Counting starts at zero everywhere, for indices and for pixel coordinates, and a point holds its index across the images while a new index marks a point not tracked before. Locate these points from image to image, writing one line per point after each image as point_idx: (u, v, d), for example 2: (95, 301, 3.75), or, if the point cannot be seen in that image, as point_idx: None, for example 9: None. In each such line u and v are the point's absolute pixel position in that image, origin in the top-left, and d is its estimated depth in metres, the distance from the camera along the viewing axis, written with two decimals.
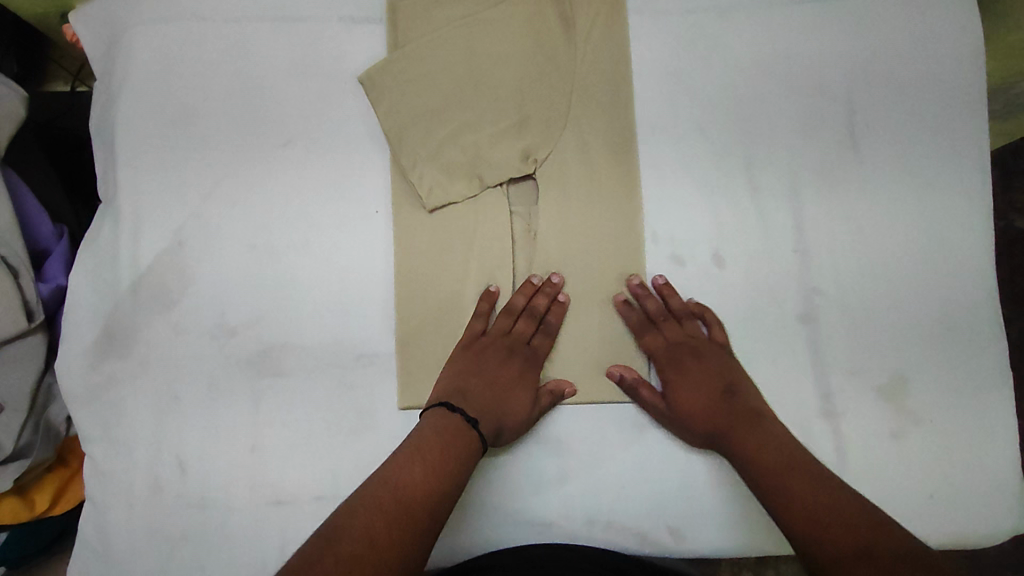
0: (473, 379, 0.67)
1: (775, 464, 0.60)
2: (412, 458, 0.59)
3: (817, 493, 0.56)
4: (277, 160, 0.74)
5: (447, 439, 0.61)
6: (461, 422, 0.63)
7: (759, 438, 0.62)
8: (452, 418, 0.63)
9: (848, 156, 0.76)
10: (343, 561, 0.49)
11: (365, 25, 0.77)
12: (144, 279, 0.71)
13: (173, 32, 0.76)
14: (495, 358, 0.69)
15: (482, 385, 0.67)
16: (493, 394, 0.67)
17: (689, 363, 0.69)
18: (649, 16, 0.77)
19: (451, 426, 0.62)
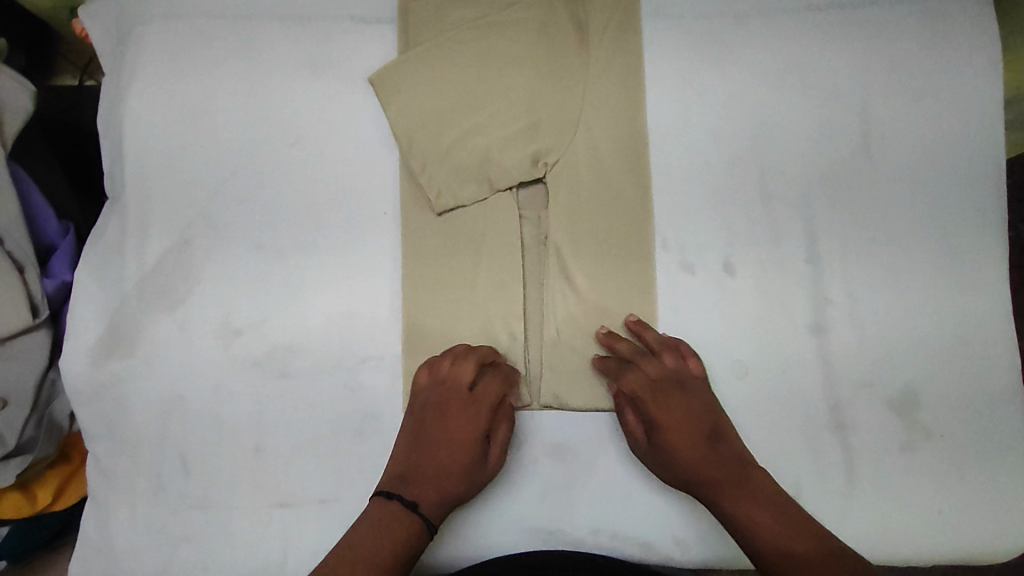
0: (412, 459, 0.64)
1: (766, 524, 0.58)
2: (361, 536, 0.58)
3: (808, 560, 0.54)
4: (285, 161, 0.73)
5: (393, 518, 0.60)
6: (400, 506, 0.61)
7: (748, 491, 0.60)
8: (391, 506, 0.60)
9: (862, 166, 0.75)
10: None
11: (376, 24, 0.76)
12: (150, 277, 0.71)
13: (183, 28, 0.75)
14: (434, 427, 0.65)
15: (422, 464, 0.64)
16: (433, 469, 0.64)
17: (674, 400, 0.66)
18: (663, 20, 0.77)
19: (392, 511, 0.60)
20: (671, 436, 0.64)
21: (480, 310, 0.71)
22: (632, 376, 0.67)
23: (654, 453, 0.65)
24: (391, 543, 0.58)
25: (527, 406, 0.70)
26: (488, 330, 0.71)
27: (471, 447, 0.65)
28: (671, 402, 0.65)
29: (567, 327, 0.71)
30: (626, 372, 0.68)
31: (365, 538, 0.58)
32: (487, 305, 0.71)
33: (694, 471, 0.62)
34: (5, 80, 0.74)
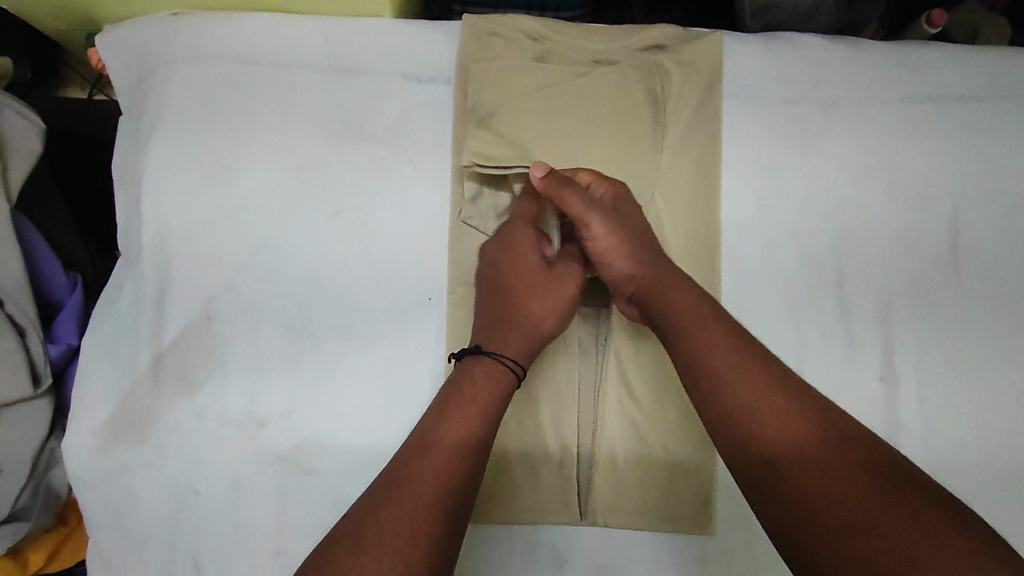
0: (495, 312, 0.60)
1: (703, 336, 0.51)
2: (424, 450, 0.49)
3: (759, 402, 0.47)
4: (322, 232, 0.66)
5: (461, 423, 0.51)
6: (473, 414, 0.51)
7: (691, 292, 0.55)
8: (470, 380, 0.54)
9: (947, 278, 0.69)
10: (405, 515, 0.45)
11: (429, 85, 0.68)
12: (168, 356, 0.64)
13: (215, 74, 0.67)
14: (527, 281, 0.60)
15: (506, 314, 0.60)
16: (519, 316, 0.59)
17: (625, 201, 0.62)
18: (743, 103, 0.70)
19: (464, 409, 0.52)
20: (622, 224, 0.59)
21: (529, 412, 0.64)
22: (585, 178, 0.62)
23: (610, 241, 0.59)
24: (457, 461, 0.49)
25: (574, 524, 0.64)
26: (539, 437, 0.64)
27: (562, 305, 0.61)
28: (618, 198, 0.61)
29: (625, 439, 0.65)
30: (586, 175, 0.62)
31: (432, 457, 0.48)
32: (537, 410, 0.65)
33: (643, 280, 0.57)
34: (10, 117, 0.67)
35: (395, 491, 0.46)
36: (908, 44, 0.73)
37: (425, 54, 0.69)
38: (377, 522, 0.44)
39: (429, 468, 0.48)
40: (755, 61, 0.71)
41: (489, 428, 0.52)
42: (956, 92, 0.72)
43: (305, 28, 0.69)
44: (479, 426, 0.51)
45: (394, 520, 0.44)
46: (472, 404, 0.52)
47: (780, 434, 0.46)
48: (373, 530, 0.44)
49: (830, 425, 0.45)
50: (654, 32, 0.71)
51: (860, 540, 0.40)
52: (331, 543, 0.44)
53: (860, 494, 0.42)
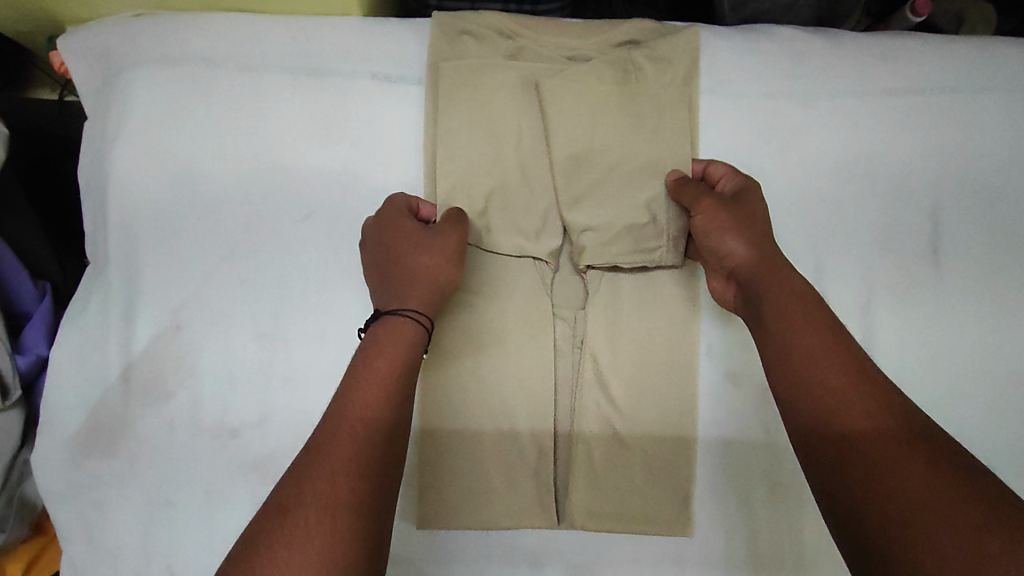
0: (384, 278, 0.57)
1: (807, 326, 0.50)
2: (336, 438, 0.45)
3: (834, 378, 0.47)
4: (293, 238, 0.65)
5: (366, 402, 0.48)
6: (381, 389, 0.49)
7: (793, 283, 0.54)
8: (377, 350, 0.51)
9: (927, 273, 0.68)
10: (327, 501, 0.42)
11: (400, 84, 0.67)
12: (138, 366, 0.63)
13: (181, 77, 0.66)
14: (410, 240, 0.58)
15: (394, 274, 0.56)
16: (408, 270, 0.56)
17: (752, 199, 0.60)
18: (721, 99, 0.69)
19: (371, 384, 0.48)
20: (738, 208, 0.59)
21: (505, 415, 0.64)
22: (715, 168, 0.63)
23: (720, 217, 0.59)
24: (373, 442, 0.46)
25: (552, 527, 0.64)
26: (515, 440, 0.64)
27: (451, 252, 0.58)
28: (751, 198, 0.60)
29: (603, 443, 0.64)
30: (710, 167, 0.64)
31: (340, 443, 0.45)
32: (513, 414, 0.64)
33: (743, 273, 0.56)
34: None
35: (311, 482, 0.43)
36: (890, 35, 0.71)
37: (395, 52, 0.67)
38: (292, 516, 0.41)
39: (345, 455, 0.44)
40: (733, 55, 0.70)
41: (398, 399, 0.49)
42: (938, 84, 0.70)
43: (272, 27, 0.67)
44: (388, 398, 0.48)
45: (309, 513, 0.41)
46: (378, 374, 0.49)
47: (862, 413, 0.45)
48: (286, 527, 0.41)
49: (901, 410, 0.45)
50: (629, 27, 0.69)
51: (920, 517, 0.40)
52: (242, 545, 0.41)
53: (931, 476, 0.41)
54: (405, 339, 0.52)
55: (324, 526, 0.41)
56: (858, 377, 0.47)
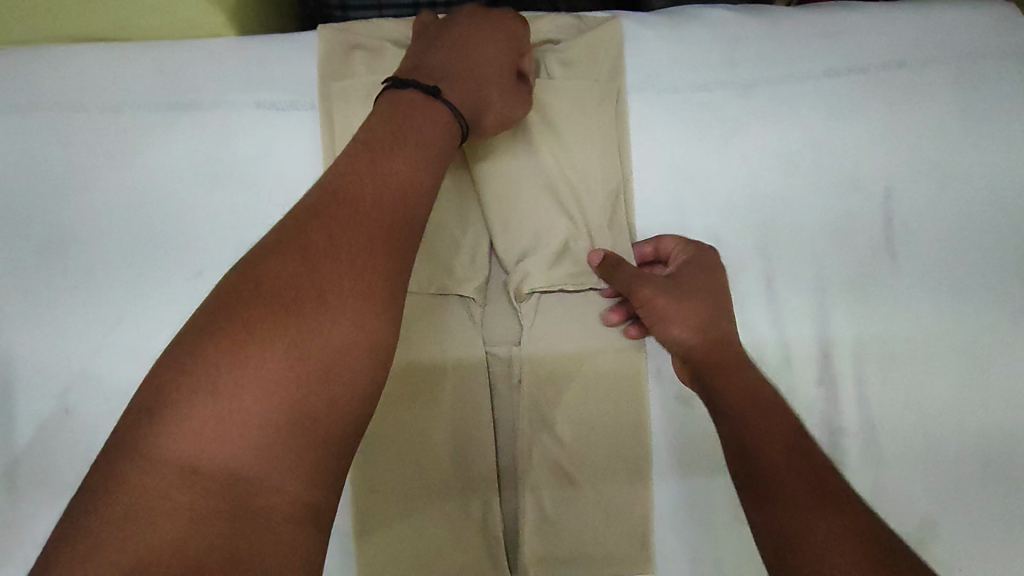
0: (445, 56, 0.55)
1: (765, 423, 0.50)
2: (295, 280, 0.39)
3: (801, 502, 0.43)
4: (185, 298, 0.57)
5: (346, 246, 0.41)
6: (366, 238, 0.41)
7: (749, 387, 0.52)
8: (361, 194, 0.43)
9: (883, 266, 0.64)
10: (235, 392, 0.35)
11: (292, 111, 0.59)
12: (26, 461, 0.56)
13: (34, 126, 0.57)
14: (478, 54, 0.56)
15: (451, 71, 0.54)
16: (463, 78, 0.54)
17: (704, 282, 0.58)
18: (651, 96, 0.63)
19: (339, 268, 0.40)
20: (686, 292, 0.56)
21: (443, 468, 0.59)
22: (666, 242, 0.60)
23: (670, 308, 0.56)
24: (343, 306, 0.39)
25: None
26: (456, 493, 0.59)
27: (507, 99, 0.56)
28: (699, 283, 0.57)
29: (551, 486, 0.60)
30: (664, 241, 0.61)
31: (288, 321, 0.38)
32: (452, 463, 0.59)
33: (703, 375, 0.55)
34: None
35: (258, 326, 0.37)
36: (826, 11, 0.66)
37: (283, 74, 0.59)
38: (228, 365, 0.36)
39: (306, 311, 0.38)
40: (660, 47, 0.63)
41: (387, 254, 0.42)
42: (882, 58, 0.65)
43: (136, 57, 0.58)
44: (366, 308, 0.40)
45: (247, 373, 0.36)
46: (366, 217, 0.42)
47: (789, 473, 0.45)
48: (188, 392, 0.35)
49: (871, 531, 0.41)
50: (542, 26, 0.64)
51: None
52: (158, 369, 0.36)
53: None
54: (433, 136, 0.49)
55: (260, 403, 0.36)
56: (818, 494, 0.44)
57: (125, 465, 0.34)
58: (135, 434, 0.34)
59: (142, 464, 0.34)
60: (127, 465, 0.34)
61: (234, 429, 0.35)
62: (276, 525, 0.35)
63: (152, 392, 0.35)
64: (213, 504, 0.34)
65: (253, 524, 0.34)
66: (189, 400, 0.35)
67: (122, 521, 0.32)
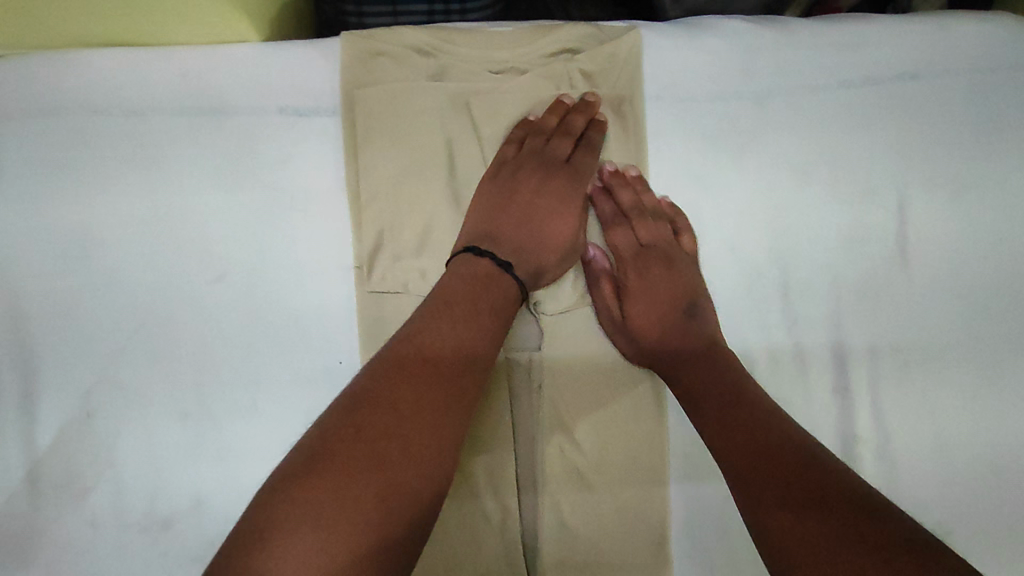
0: (513, 227, 0.61)
1: (739, 401, 0.55)
2: (381, 414, 0.47)
3: (775, 448, 0.51)
4: (208, 302, 0.58)
5: (424, 400, 0.48)
6: (436, 371, 0.49)
7: (698, 362, 0.59)
8: (436, 329, 0.52)
9: (895, 275, 0.64)
10: (332, 512, 0.42)
11: (314, 117, 0.59)
12: (48, 464, 0.56)
13: (58, 130, 0.57)
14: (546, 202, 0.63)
15: (520, 228, 0.61)
16: (534, 232, 0.62)
17: (656, 270, 0.64)
18: (669, 105, 0.64)
19: (417, 396, 0.48)
20: (642, 284, 0.64)
21: (462, 473, 0.60)
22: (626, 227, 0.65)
23: (635, 295, 0.63)
24: (422, 433, 0.47)
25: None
26: (473, 497, 0.60)
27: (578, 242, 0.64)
28: (642, 277, 0.64)
29: (570, 490, 0.60)
30: (612, 232, 0.66)
31: (375, 446, 0.45)
32: (472, 467, 0.60)
33: (655, 346, 0.61)
34: None
35: (353, 455, 0.45)
36: (841, 21, 0.67)
37: (305, 80, 0.59)
38: (327, 489, 0.43)
39: (389, 443, 0.46)
40: (678, 55, 0.64)
41: (458, 403, 0.49)
42: (895, 69, 0.66)
43: (159, 61, 0.58)
44: (443, 430, 0.48)
45: (344, 496, 0.43)
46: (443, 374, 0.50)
47: (760, 433, 0.53)
48: (293, 513, 0.42)
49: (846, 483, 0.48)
50: (561, 33, 0.63)
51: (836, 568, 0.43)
52: (266, 495, 0.43)
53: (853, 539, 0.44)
54: (503, 302, 0.56)
55: (354, 519, 0.42)
56: (787, 449, 0.51)
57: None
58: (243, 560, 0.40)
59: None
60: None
61: (329, 545, 0.41)
62: None
63: (263, 518, 0.42)
64: None
65: None
66: (290, 518, 0.42)
67: None
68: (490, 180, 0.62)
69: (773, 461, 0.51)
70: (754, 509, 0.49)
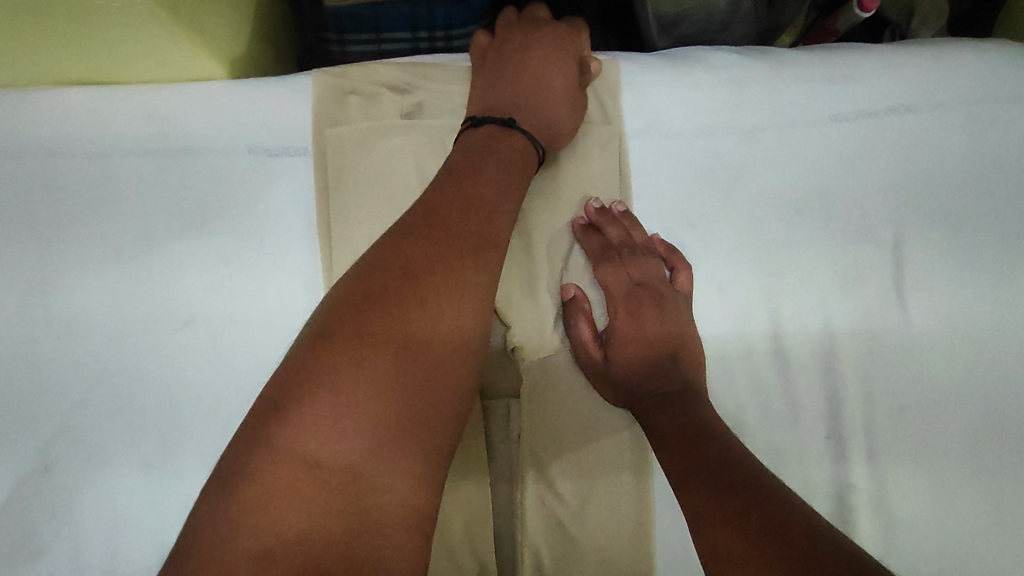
0: (507, 85, 0.61)
1: (704, 431, 0.52)
2: (400, 291, 0.44)
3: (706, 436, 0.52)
4: (173, 350, 0.55)
5: (449, 280, 0.46)
6: (457, 254, 0.47)
7: (676, 407, 0.55)
8: (460, 206, 0.50)
9: (891, 317, 0.62)
10: (356, 387, 0.41)
11: (284, 158, 0.57)
12: (3, 520, 0.53)
13: (19, 173, 0.55)
14: (548, 97, 0.61)
15: (517, 92, 0.61)
16: (533, 91, 0.61)
17: (648, 310, 0.60)
18: (654, 141, 0.61)
19: (440, 277, 0.46)
20: (630, 327, 0.60)
21: (436, 528, 0.57)
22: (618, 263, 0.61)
23: (621, 336, 0.59)
24: (447, 313, 0.45)
25: None
26: (450, 556, 0.57)
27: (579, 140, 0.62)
28: (632, 318, 0.60)
29: (551, 543, 0.58)
30: (598, 269, 0.61)
31: (396, 324, 0.43)
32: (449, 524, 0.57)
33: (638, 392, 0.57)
34: None
35: (374, 330, 0.43)
36: (833, 53, 0.64)
37: (276, 120, 0.58)
38: (346, 365, 0.41)
39: (411, 319, 0.44)
40: (663, 91, 0.62)
41: (486, 286, 0.48)
42: (891, 103, 0.63)
43: (126, 103, 0.57)
44: (467, 315, 0.46)
45: (367, 372, 0.41)
46: (449, 303, 0.45)
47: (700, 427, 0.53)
48: (314, 390, 0.40)
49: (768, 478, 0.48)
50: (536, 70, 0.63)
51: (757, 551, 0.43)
52: (283, 372, 0.41)
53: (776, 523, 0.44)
54: (511, 156, 0.56)
55: (382, 398, 0.41)
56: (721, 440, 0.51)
57: (252, 465, 0.38)
58: (236, 469, 0.39)
59: (244, 495, 0.38)
60: (252, 471, 0.38)
61: (355, 425, 0.40)
62: (388, 523, 0.40)
63: (279, 394, 0.40)
64: (333, 517, 0.39)
65: (363, 522, 0.39)
66: (311, 396, 0.40)
67: (254, 522, 0.37)
68: (477, 59, 0.63)
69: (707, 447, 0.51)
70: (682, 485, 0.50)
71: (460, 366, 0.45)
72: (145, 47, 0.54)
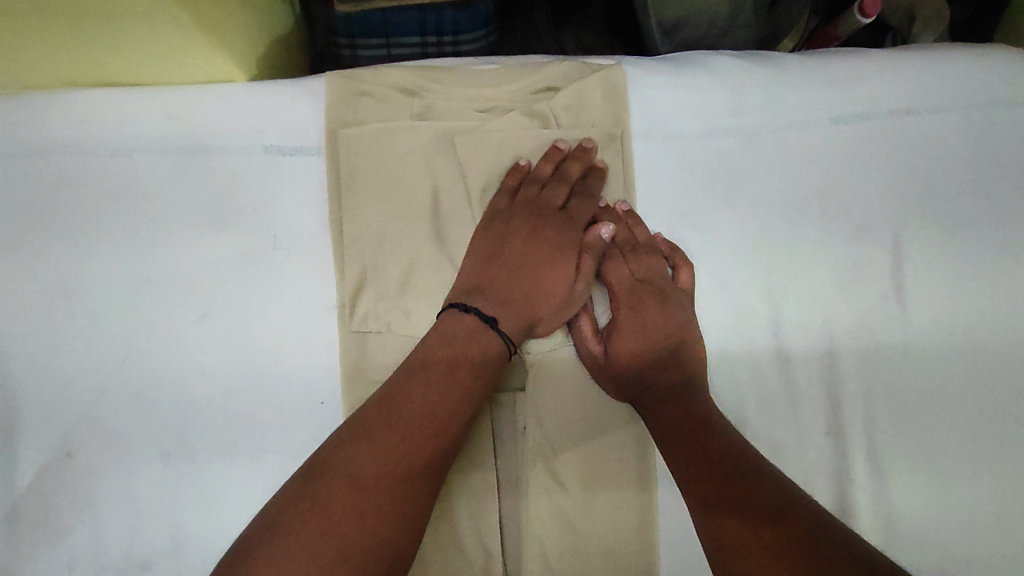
0: (504, 281, 0.60)
1: (703, 426, 0.54)
2: (377, 430, 0.51)
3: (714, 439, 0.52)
4: (190, 342, 0.57)
5: (425, 416, 0.52)
6: (431, 390, 0.53)
7: (675, 403, 0.56)
8: (447, 339, 0.55)
9: (891, 316, 0.63)
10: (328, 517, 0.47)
11: (298, 158, 0.59)
12: (26, 504, 0.55)
13: (45, 171, 0.58)
14: (537, 253, 0.61)
15: (511, 282, 0.60)
16: (531, 286, 0.60)
17: (649, 305, 0.61)
18: (658, 142, 0.63)
19: (411, 417, 0.51)
20: (633, 322, 0.61)
21: (443, 517, 0.58)
22: (621, 258, 0.63)
23: (623, 330, 0.61)
24: (415, 442, 0.51)
25: None
26: (459, 543, 0.58)
27: (569, 284, 0.62)
28: (634, 314, 0.61)
29: (556, 531, 0.59)
30: (602, 264, 0.63)
31: (369, 462, 0.49)
32: (455, 513, 0.58)
33: (639, 387, 0.59)
34: None
35: (352, 466, 0.49)
36: (834, 56, 0.66)
37: (290, 121, 0.60)
38: (324, 499, 0.48)
39: (386, 455, 0.50)
40: (666, 93, 0.63)
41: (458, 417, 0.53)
42: (890, 106, 0.65)
43: (146, 104, 0.59)
44: (435, 445, 0.52)
45: (338, 503, 0.48)
46: (420, 428, 0.51)
47: (708, 430, 0.53)
48: (295, 519, 0.46)
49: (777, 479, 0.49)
50: (546, 71, 0.63)
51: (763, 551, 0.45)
52: (275, 506, 0.48)
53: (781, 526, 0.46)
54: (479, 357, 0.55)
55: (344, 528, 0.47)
56: (728, 443, 0.52)
57: None
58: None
59: None
60: None
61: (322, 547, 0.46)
62: None
63: (265, 530, 0.46)
64: None
65: None
66: (291, 522, 0.46)
67: None
68: (483, 230, 0.61)
69: (712, 450, 0.52)
70: (690, 487, 0.51)
71: (433, 441, 0.52)
72: (164, 51, 0.56)
